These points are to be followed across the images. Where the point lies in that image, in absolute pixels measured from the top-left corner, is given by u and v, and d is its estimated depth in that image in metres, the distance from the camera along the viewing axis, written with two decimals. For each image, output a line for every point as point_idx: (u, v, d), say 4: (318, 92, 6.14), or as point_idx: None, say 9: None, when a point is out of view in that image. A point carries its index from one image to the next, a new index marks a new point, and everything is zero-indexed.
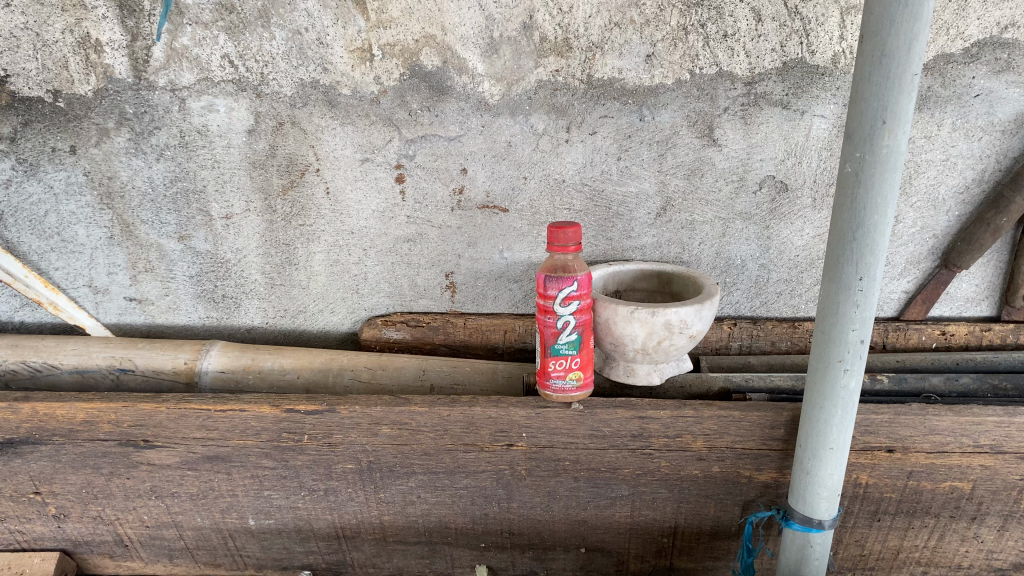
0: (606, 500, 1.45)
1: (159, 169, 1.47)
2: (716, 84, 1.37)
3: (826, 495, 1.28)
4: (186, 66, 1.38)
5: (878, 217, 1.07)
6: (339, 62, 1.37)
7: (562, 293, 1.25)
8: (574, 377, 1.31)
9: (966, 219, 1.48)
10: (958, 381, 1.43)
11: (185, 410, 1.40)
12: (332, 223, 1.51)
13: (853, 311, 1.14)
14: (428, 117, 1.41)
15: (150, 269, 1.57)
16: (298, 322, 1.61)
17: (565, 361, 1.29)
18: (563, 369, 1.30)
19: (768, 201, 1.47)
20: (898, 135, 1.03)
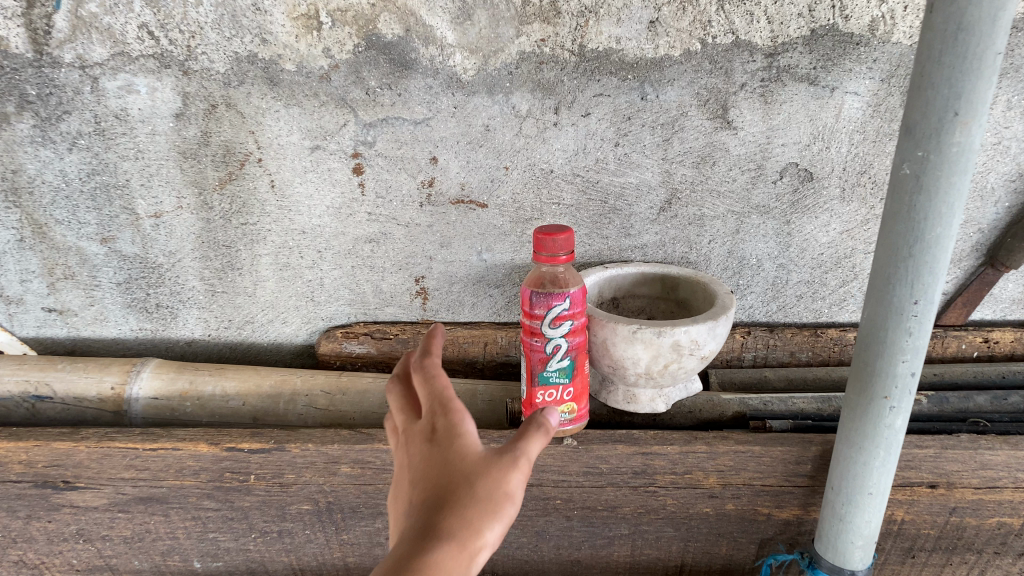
0: (603, 540, 1.25)
1: (72, 160, 1.25)
2: (732, 56, 1.14)
3: (861, 545, 1.09)
4: (95, 38, 1.14)
5: (941, 230, 0.87)
6: (279, 32, 1.14)
7: (553, 313, 1.03)
8: (567, 409, 1.10)
9: (1017, 211, 1.27)
10: (1007, 400, 1.24)
11: (108, 448, 1.19)
12: (279, 222, 1.29)
13: (905, 340, 0.94)
14: (389, 96, 1.18)
15: (70, 275, 1.35)
16: (245, 334, 1.40)
17: (556, 392, 1.09)
18: (554, 400, 1.09)
19: (789, 192, 1.26)
20: (972, 130, 0.82)
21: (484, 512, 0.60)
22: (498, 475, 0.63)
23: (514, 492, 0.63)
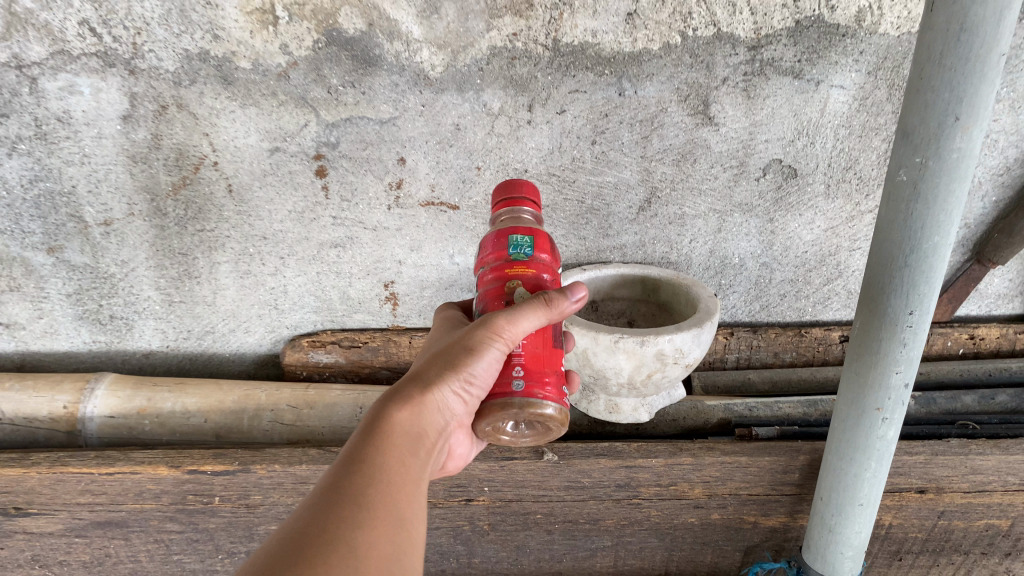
0: (585, 552, 1.22)
1: (13, 167, 1.16)
2: (714, 49, 1.08)
3: (851, 555, 1.06)
4: (32, 35, 1.05)
5: (939, 238, 0.83)
6: (232, 27, 1.06)
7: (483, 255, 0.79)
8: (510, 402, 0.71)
9: (1004, 204, 1.25)
10: (994, 400, 1.22)
11: (62, 473, 1.12)
12: (238, 227, 1.22)
13: (900, 352, 0.90)
14: (352, 95, 1.11)
15: (15, 287, 1.26)
16: (206, 345, 1.34)
17: None
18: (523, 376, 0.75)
19: (773, 189, 1.21)
20: (973, 136, 0.77)
21: (449, 371, 0.69)
22: (474, 329, 0.70)
23: (490, 349, 0.69)
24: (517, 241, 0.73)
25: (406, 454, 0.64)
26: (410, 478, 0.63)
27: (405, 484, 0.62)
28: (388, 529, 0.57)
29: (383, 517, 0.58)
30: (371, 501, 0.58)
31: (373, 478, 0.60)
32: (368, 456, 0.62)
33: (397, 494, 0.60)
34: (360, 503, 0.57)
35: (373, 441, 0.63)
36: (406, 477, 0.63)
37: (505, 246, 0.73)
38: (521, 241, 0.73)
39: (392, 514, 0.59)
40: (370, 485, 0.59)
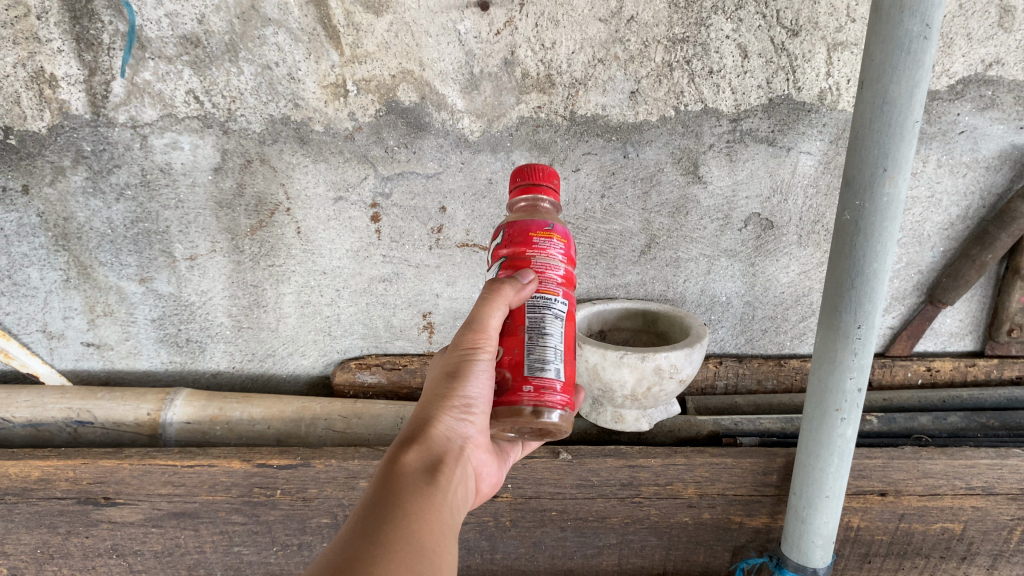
0: (593, 549, 1.38)
1: (118, 209, 1.39)
2: (702, 121, 1.34)
3: (820, 543, 1.24)
4: (148, 101, 1.30)
5: (877, 265, 1.04)
6: (311, 98, 1.30)
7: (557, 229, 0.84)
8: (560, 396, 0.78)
9: (950, 254, 1.48)
10: (947, 420, 1.42)
11: (150, 465, 1.32)
12: (303, 263, 1.46)
13: (851, 359, 1.11)
14: (405, 154, 1.35)
15: (109, 312, 1.49)
16: (266, 366, 1.57)
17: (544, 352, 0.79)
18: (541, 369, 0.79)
19: (753, 238, 1.45)
20: (898, 183, 1.00)
21: (444, 402, 0.78)
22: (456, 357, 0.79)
23: (475, 364, 0.79)
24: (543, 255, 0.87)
25: (421, 482, 0.70)
26: (433, 500, 0.69)
27: (428, 507, 0.68)
28: (411, 540, 0.62)
29: (406, 534, 0.63)
30: (392, 523, 0.64)
31: (392, 507, 0.66)
32: (388, 492, 0.68)
33: (417, 513, 0.66)
34: (384, 524, 0.63)
35: (387, 480, 0.70)
36: (427, 499, 0.69)
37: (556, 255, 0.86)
38: None
39: (415, 528, 0.64)
40: (391, 515, 0.65)
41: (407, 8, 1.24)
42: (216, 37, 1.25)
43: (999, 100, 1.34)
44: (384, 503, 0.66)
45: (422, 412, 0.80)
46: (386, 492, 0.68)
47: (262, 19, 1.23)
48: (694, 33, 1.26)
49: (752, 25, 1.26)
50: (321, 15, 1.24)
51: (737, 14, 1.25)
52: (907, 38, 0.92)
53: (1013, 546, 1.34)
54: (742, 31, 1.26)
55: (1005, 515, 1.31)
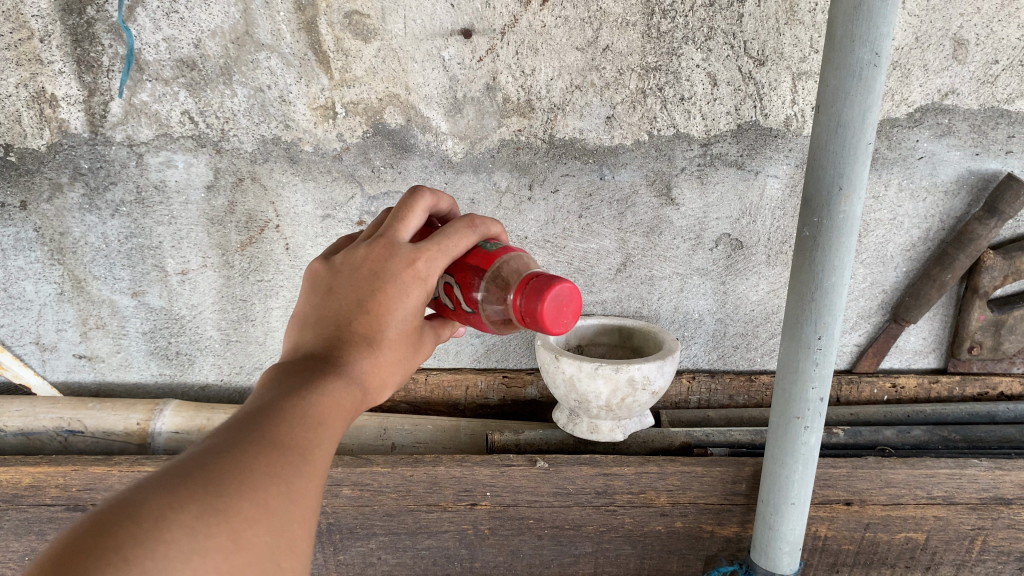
0: (570, 558, 1.40)
1: (113, 225, 1.44)
2: (674, 145, 1.41)
3: (788, 550, 1.29)
4: (144, 122, 1.35)
5: (835, 278, 1.10)
6: (301, 119, 1.37)
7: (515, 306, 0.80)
8: None
9: (913, 275, 1.55)
10: (910, 433, 1.48)
11: (139, 472, 1.36)
12: (291, 278, 1.51)
13: (813, 369, 1.16)
14: (391, 174, 1.42)
15: (101, 325, 1.54)
16: (253, 379, 1.62)
17: None
18: None
19: (724, 258, 1.52)
20: (853, 202, 1.06)
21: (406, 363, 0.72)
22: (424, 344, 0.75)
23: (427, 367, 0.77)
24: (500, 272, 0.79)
25: (349, 417, 0.65)
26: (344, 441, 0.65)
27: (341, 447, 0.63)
28: (318, 492, 0.58)
29: (316, 481, 0.58)
30: (307, 461, 0.59)
31: (315, 435, 0.61)
32: (321, 409, 0.62)
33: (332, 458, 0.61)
34: (301, 459, 0.58)
35: (327, 390, 0.64)
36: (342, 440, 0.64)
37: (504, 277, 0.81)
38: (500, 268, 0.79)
39: (325, 474, 0.60)
40: (310, 446, 0.60)
41: (394, 35, 1.31)
42: (212, 61, 1.31)
43: (955, 128, 1.41)
44: (310, 424, 0.61)
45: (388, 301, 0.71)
46: (317, 407, 0.62)
47: (255, 44, 1.30)
48: (666, 62, 1.34)
49: (720, 55, 1.33)
50: (312, 41, 1.30)
51: (706, 44, 1.32)
52: (858, 65, 0.99)
53: (975, 555, 1.39)
54: (711, 60, 1.34)
55: (966, 525, 1.36)
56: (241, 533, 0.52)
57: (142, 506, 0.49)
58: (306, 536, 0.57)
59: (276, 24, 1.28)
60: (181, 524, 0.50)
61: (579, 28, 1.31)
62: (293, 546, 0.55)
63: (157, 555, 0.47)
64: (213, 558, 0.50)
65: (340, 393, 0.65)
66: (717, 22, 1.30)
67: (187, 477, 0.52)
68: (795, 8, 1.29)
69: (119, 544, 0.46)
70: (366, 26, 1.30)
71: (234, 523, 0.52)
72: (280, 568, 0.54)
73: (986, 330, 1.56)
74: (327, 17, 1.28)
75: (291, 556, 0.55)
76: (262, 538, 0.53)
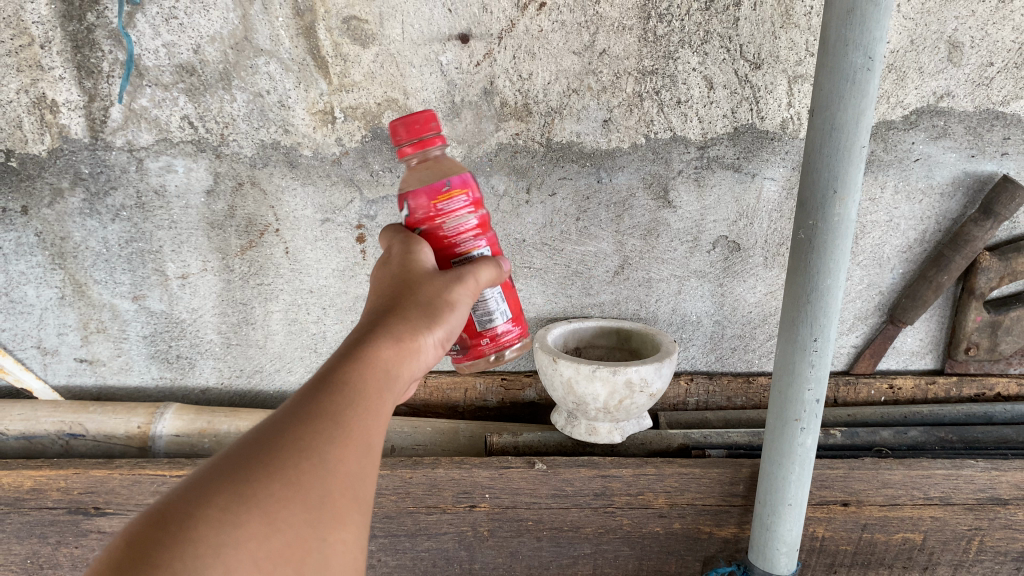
0: (569, 559, 1.41)
1: (114, 229, 1.45)
2: (671, 148, 1.42)
3: (785, 550, 1.29)
4: (144, 127, 1.36)
5: (830, 280, 1.11)
6: (300, 124, 1.38)
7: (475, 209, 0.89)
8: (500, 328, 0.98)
9: (909, 276, 1.55)
10: (907, 434, 1.48)
11: (139, 475, 1.36)
12: (290, 282, 1.52)
13: (809, 371, 1.17)
14: (389, 178, 1.42)
15: (102, 329, 1.55)
16: (253, 382, 1.63)
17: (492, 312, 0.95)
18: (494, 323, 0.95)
19: (721, 260, 1.52)
20: (848, 205, 1.07)
21: (428, 313, 0.75)
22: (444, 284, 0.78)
23: (458, 305, 0.78)
24: None
25: (383, 381, 0.64)
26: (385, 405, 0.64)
27: (381, 413, 0.62)
28: (358, 459, 0.57)
29: (352, 448, 0.57)
30: (341, 429, 0.57)
31: (347, 402, 0.60)
32: (348, 377, 0.62)
33: (372, 421, 0.60)
34: (333, 427, 0.57)
35: (353, 362, 0.64)
36: (382, 407, 0.63)
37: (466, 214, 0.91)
38: None
39: (363, 440, 0.58)
40: (342, 413, 0.59)
41: (392, 40, 1.31)
42: (211, 67, 1.32)
43: (951, 130, 1.42)
44: (339, 392, 0.60)
45: (401, 288, 0.77)
46: (343, 379, 0.62)
47: (254, 49, 1.31)
48: (662, 66, 1.34)
49: (717, 59, 1.34)
50: (310, 46, 1.31)
51: (703, 48, 1.33)
52: (851, 69, 1.00)
53: (973, 555, 1.39)
54: (707, 64, 1.34)
55: (964, 526, 1.37)
56: (276, 515, 0.50)
57: (172, 508, 0.48)
58: (352, 506, 0.55)
59: (275, 29, 1.29)
60: (210, 517, 0.48)
61: (576, 33, 1.32)
62: (338, 517, 0.54)
63: (189, 549, 0.46)
64: (249, 543, 0.48)
65: (367, 360, 0.65)
66: (713, 26, 1.31)
67: (217, 470, 0.51)
68: (790, 12, 1.30)
69: (147, 553, 0.45)
70: (364, 31, 1.30)
71: (267, 505, 0.50)
72: (326, 541, 0.52)
73: (982, 331, 1.57)
74: (326, 23, 1.29)
75: (337, 528, 0.53)
76: (301, 515, 0.51)
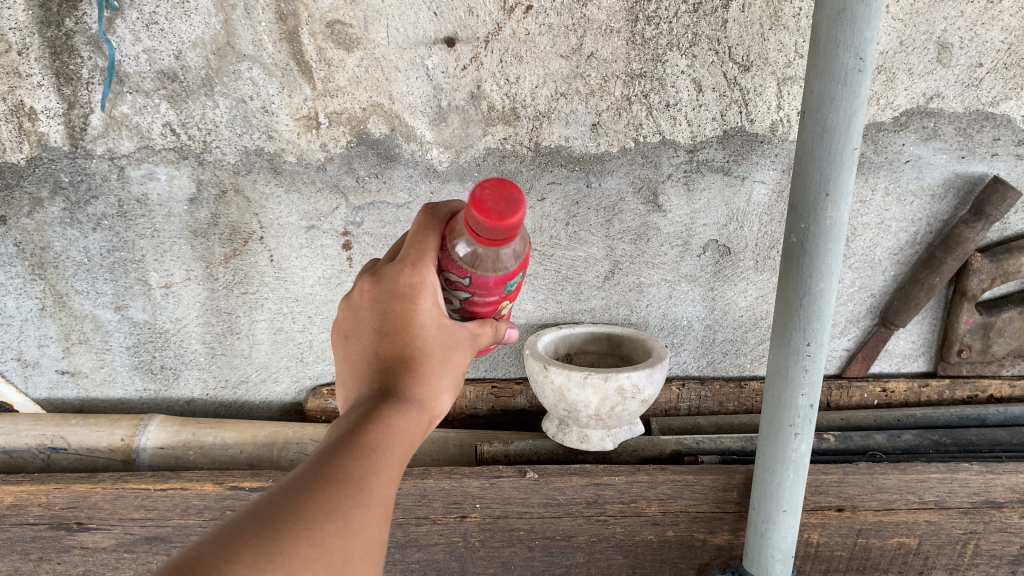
0: (561, 569, 1.38)
1: (95, 239, 1.42)
2: (660, 152, 1.40)
3: (780, 557, 1.28)
4: (125, 134, 1.34)
5: (823, 284, 1.09)
6: (284, 130, 1.36)
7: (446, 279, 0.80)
8: None
9: (901, 279, 1.55)
10: (901, 438, 1.47)
11: (123, 489, 1.33)
12: (276, 290, 1.50)
13: (802, 376, 1.15)
14: (375, 184, 1.41)
15: (84, 340, 1.52)
16: (239, 393, 1.60)
17: None
18: None
19: (711, 264, 1.52)
20: (840, 207, 1.05)
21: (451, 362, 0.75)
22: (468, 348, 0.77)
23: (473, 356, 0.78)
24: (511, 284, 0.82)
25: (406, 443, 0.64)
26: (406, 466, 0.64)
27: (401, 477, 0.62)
28: (380, 525, 0.57)
29: (368, 515, 0.57)
30: (366, 494, 0.58)
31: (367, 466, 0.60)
32: (378, 443, 0.61)
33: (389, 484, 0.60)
34: (358, 491, 0.57)
35: (379, 428, 0.62)
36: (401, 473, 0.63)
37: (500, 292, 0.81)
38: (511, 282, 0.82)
39: (385, 506, 0.59)
40: (359, 478, 0.58)
41: (377, 44, 1.29)
42: (192, 72, 1.30)
43: (941, 131, 1.41)
44: (367, 457, 0.60)
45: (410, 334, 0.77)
46: (371, 445, 0.61)
47: (237, 55, 1.29)
48: (650, 69, 1.33)
49: (705, 61, 1.33)
50: (294, 51, 1.29)
51: (691, 50, 1.32)
52: (843, 70, 0.98)
53: (969, 559, 1.37)
54: (696, 66, 1.33)
55: (959, 530, 1.35)
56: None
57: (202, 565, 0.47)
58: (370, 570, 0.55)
59: (258, 34, 1.27)
60: None
61: (563, 36, 1.30)
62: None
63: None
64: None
65: (393, 429, 0.63)
66: (701, 28, 1.30)
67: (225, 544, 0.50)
68: (779, 14, 1.28)
69: None
70: (348, 35, 1.29)
71: (293, 568, 0.51)
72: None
73: (974, 333, 1.56)
74: (309, 27, 1.27)
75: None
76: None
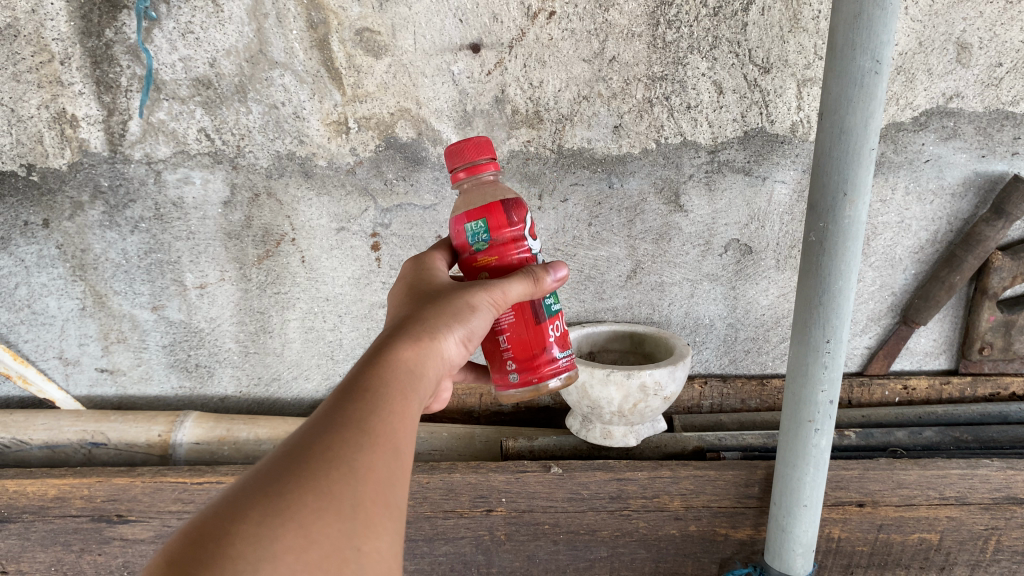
0: (585, 563, 1.41)
1: (133, 241, 1.47)
2: (681, 153, 1.43)
3: (801, 552, 1.29)
4: (162, 139, 1.39)
5: (842, 282, 1.11)
6: (316, 134, 1.40)
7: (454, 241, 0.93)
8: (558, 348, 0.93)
9: (922, 277, 1.56)
10: (922, 434, 1.48)
11: (161, 483, 1.38)
12: (307, 290, 1.54)
13: (822, 372, 1.17)
14: (403, 186, 1.45)
15: (122, 339, 1.57)
16: (271, 390, 1.65)
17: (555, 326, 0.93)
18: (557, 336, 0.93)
19: (733, 263, 1.54)
20: (858, 207, 1.07)
21: (450, 325, 0.77)
22: (470, 290, 0.81)
23: (482, 308, 0.80)
24: (474, 229, 0.87)
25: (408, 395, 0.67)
26: (410, 410, 0.66)
27: (405, 416, 0.65)
28: (385, 468, 0.59)
29: (379, 454, 0.59)
30: (370, 438, 0.59)
31: (371, 410, 0.62)
32: (371, 390, 0.64)
33: (397, 428, 0.62)
34: (362, 435, 0.59)
35: (376, 376, 0.66)
36: (402, 412, 0.64)
37: (468, 238, 0.88)
38: (477, 227, 0.86)
39: (389, 448, 0.60)
40: (365, 419, 0.61)
41: (404, 51, 1.33)
42: (227, 80, 1.34)
43: (961, 130, 1.42)
44: (361, 401, 0.63)
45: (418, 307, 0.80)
46: (363, 388, 0.64)
47: (269, 62, 1.33)
48: (671, 71, 1.36)
49: (725, 63, 1.35)
50: (324, 58, 1.33)
51: (711, 53, 1.34)
52: (859, 73, 1.00)
53: (990, 555, 1.39)
54: (717, 69, 1.36)
55: (980, 525, 1.36)
56: (312, 527, 0.51)
57: (203, 535, 0.48)
58: (385, 509, 0.57)
59: (289, 42, 1.31)
60: (242, 534, 0.49)
61: (585, 40, 1.33)
62: (371, 527, 0.55)
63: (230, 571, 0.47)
64: (288, 555, 0.49)
65: (391, 375, 0.67)
66: (721, 31, 1.32)
67: (242, 487, 0.53)
68: (798, 16, 1.31)
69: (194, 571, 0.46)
70: (377, 43, 1.32)
71: (310, 505, 0.52)
72: (362, 551, 0.53)
73: (996, 331, 1.58)
74: (338, 34, 1.31)
75: (371, 536, 0.55)
76: (336, 526, 0.53)
